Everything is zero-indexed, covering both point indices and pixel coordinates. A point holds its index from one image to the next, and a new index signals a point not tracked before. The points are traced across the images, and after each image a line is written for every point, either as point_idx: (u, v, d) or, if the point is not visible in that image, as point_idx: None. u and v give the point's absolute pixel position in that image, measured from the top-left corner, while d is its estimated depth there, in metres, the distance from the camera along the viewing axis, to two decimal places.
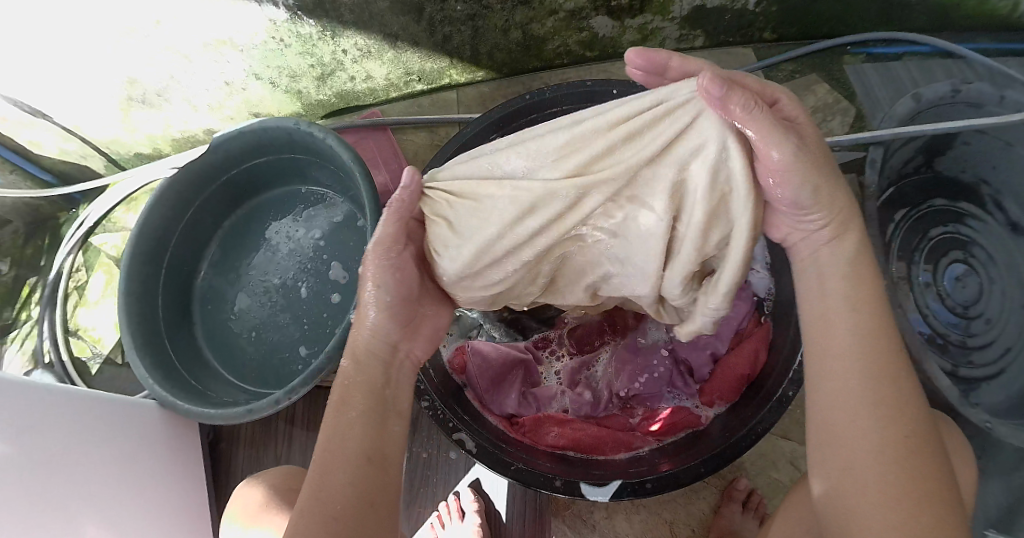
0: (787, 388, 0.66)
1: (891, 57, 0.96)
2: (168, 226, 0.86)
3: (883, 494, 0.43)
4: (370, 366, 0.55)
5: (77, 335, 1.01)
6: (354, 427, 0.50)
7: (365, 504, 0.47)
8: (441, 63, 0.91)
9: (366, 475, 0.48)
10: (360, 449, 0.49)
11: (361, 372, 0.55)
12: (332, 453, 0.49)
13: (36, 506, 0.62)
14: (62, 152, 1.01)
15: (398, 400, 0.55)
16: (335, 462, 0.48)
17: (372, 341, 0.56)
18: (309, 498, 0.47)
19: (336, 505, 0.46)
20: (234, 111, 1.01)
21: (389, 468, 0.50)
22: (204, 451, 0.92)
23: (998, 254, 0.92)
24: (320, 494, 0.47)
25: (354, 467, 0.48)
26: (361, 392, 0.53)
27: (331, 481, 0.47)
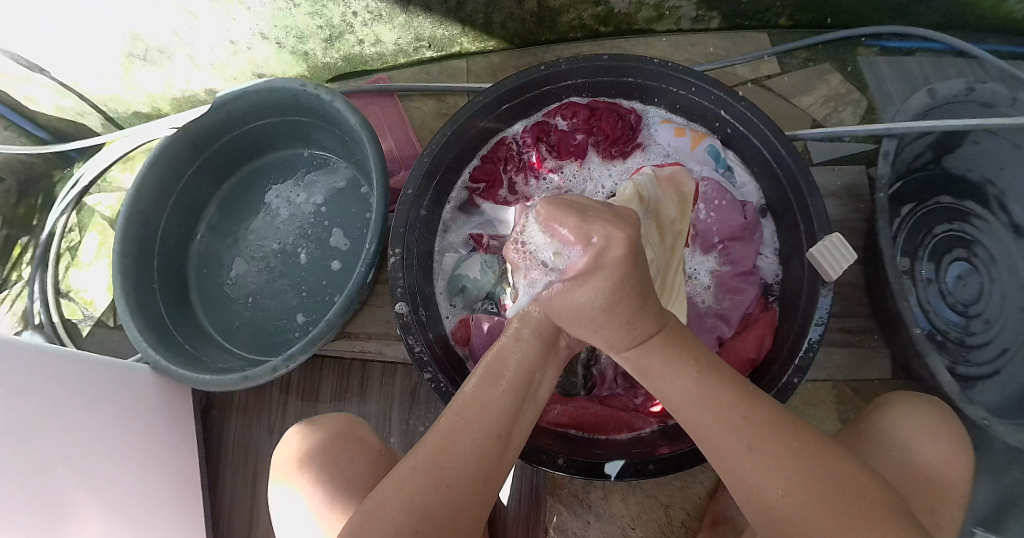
0: (791, 376, 0.64)
1: (904, 53, 0.95)
2: (167, 186, 0.84)
3: (773, 466, 0.44)
4: (527, 346, 0.52)
5: (68, 296, 0.99)
6: (499, 402, 0.49)
7: (479, 484, 0.46)
8: (453, 30, 0.89)
9: (493, 451, 0.48)
10: (496, 425, 0.48)
11: (523, 348, 0.52)
12: (457, 421, 0.48)
13: (19, 462, 0.61)
14: (58, 108, 0.99)
15: (540, 386, 0.53)
16: (469, 433, 0.47)
17: (549, 321, 0.53)
18: (426, 468, 0.46)
19: (453, 481, 0.45)
20: (237, 72, 0.99)
21: (508, 450, 0.50)
22: (196, 417, 0.91)
23: (1000, 254, 0.92)
24: (445, 459, 0.46)
25: (490, 444, 0.48)
26: (525, 368, 0.52)
27: (455, 449, 0.47)
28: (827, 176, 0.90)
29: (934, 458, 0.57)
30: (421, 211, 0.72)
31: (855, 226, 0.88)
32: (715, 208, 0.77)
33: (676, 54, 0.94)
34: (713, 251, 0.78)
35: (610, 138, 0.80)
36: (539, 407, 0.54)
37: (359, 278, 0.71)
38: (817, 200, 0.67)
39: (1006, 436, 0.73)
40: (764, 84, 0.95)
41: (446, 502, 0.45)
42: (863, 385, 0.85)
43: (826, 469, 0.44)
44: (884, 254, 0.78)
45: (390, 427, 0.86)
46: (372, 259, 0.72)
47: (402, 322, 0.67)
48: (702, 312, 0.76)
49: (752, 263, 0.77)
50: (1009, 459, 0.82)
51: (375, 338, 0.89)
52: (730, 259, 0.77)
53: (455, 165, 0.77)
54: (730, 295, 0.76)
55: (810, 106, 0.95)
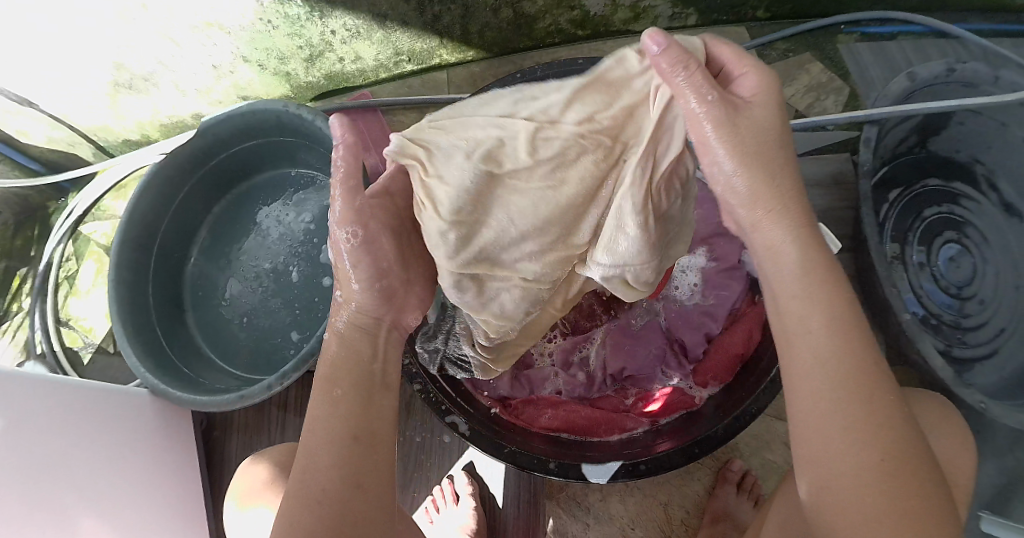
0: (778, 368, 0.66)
1: (885, 37, 0.95)
2: (158, 212, 0.85)
3: (856, 452, 0.42)
4: (355, 347, 0.55)
5: (68, 325, 1.00)
6: (335, 401, 0.50)
7: (350, 490, 0.46)
8: (431, 43, 0.89)
9: (351, 452, 0.47)
10: (346, 427, 0.48)
11: (348, 351, 0.54)
12: (313, 436, 0.48)
13: (28, 496, 0.61)
14: (50, 140, 1.00)
15: (386, 374, 0.54)
16: (321, 440, 0.48)
17: (364, 312, 0.57)
18: (306, 481, 0.46)
19: (322, 491, 0.45)
20: (222, 95, 0.99)
21: (380, 445, 0.49)
22: (198, 438, 0.92)
23: (991, 235, 0.92)
24: (306, 475, 0.46)
25: (343, 443, 0.47)
26: (348, 370, 0.53)
27: (317, 460, 0.47)
28: (812, 166, 0.91)
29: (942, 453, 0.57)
30: None
31: (843, 215, 0.89)
32: (697, 205, 0.79)
33: None
34: (699, 249, 0.78)
35: None
36: None
37: None
38: None
39: (1005, 417, 0.73)
40: None
41: (340, 514, 0.44)
42: None
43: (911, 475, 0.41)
44: (869, 243, 0.79)
45: None
46: None
47: None
48: (689, 309, 0.77)
49: (737, 259, 0.77)
50: (1009, 441, 0.82)
51: None
52: (715, 256, 0.78)
53: None
54: (716, 292, 0.76)
55: (792, 97, 0.95)
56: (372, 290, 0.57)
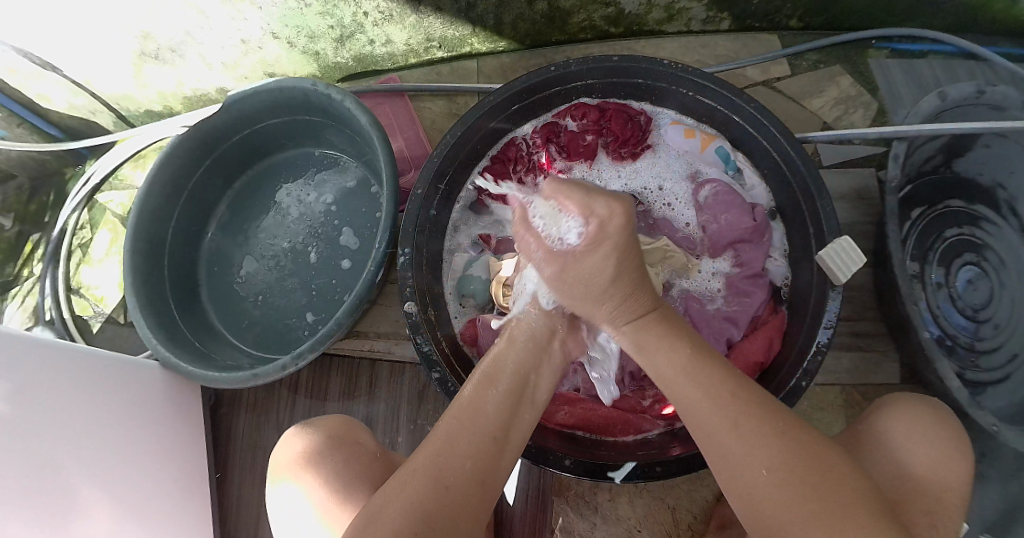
0: (800, 378, 0.65)
1: (915, 54, 0.94)
2: (179, 184, 0.85)
3: (756, 448, 0.44)
4: (524, 352, 0.56)
5: (79, 293, 1.00)
6: (490, 400, 0.51)
7: (475, 482, 0.46)
8: (463, 31, 0.89)
9: (490, 449, 0.48)
10: (492, 423, 0.50)
11: (509, 358, 0.55)
12: (454, 425, 0.49)
13: (32, 460, 0.61)
14: (71, 107, 1.00)
15: (536, 388, 0.55)
16: (468, 429, 0.49)
17: (535, 321, 0.58)
18: (428, 460, 0.47)
19: (454, 477, 0.46)
20: (249, 71, 0.99)
21: (507, 451, 0.50)
22: (205, 414, 0.92)
23: (1011, 259, 0.90)
24: (445, 460, 0.47)
25: (484, 440, 0.49)
26: (511, 371, 0.54)
27: (457, 448, 0.47)
28: (838, 178, 0.90)
29: (927, 458, 0.57)
30: (430, 211, 0.73)
31: (866, 229, 0.88)
32: (724, 209, 0.77)
33: (686, 56, 0.94)
34: (723, 253, 0.79)
35: (620, 139, 0.81)
36: (538, 409, 0.55)
37: (370, 276, 0.72)
38: (826, 202, 0.67)
39: (1016, 441, 0.73)
40: (775, 86, 0.95)
41: (441, 499, 0.45)
42: (873, 388, 0.84)
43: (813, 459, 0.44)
44: (894, 257, 0.78)
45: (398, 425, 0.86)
46: (381, 258, 0.72)
47: (410, 320, 0.68)
48: (711, 313, 0.77)
49: (760, 265, 0.76)
50: None
51: (383, 337, 0.90)
52: (739, 261, 0.78)
53: (467, 163, 0.77)
54: (739, 299, 0.76)
55: (820, 108, 0.94)
56: (528, 338, 0.57)
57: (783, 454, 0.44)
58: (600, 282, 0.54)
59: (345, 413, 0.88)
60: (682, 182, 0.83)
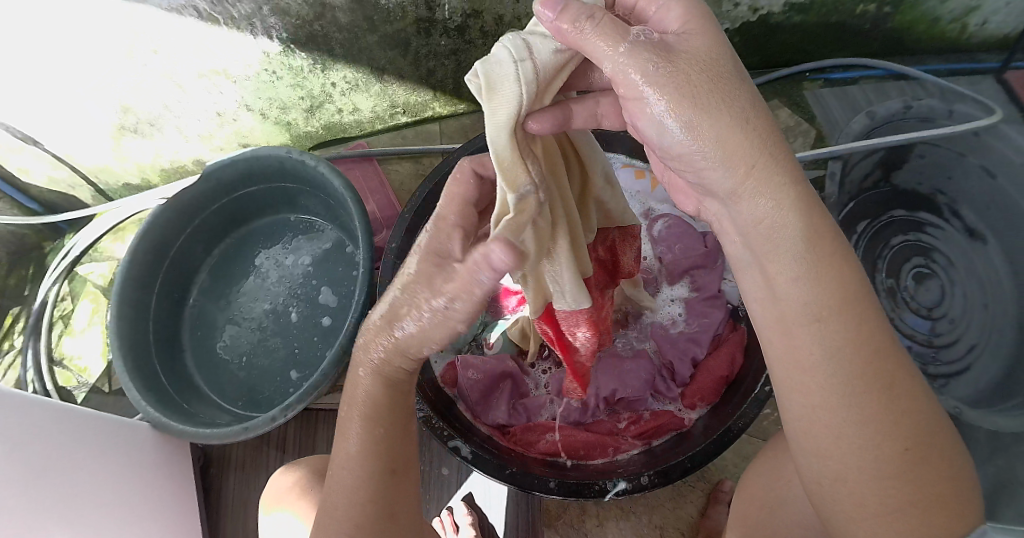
0: (762, 383, 0.70)
1: (849, 81, 1.03)
2: (160, 252, 0.88)
3: (870, 448, 0.42)
4: (394, 387, 0.52)
5: (62, 364, 1.00)
6: (381, 438, 0.51)
7: (388, 514, 0.50)
8: (426, 96, 0.95)
9: (385, 487, 0.50)
10: (388, 460, 0.50)
11: (385, 392, 0.52)
12: (345, 471, 0.50)
13: (26, 524, 0.61)
14: (51, 179, 1.03)
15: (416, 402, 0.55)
16: (365, 474, 0.50)
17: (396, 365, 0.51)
18: (338, 507, 0.50)
19: (362, 517, 0.49)
20: (224, 142, 1.04)
21: (408, 473, 0.52)
22: (195, 476, 0.93)
23: (957, 257, 0.97)
24: (347, 509, 0.49)
25: (377, 485, 0.50)
26: (383, 407, 0.51)
27: (359, 497, 0.49)
28: None
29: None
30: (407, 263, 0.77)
31: None
32: (677, 241, 0.84)
33: None
34: (681, 280, 0.84)
35: None
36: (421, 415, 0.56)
37: (353, 327, 0.75)
38: None
39: None
40: None
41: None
42: None
43: (927, 457, 0.42)
44: None
45: None
46: (361, 309, 0.76)
47: None
48: (675, 336, 0.82)
49: (715, 288, 0.82)
50: (990, 449, 0.87)
51: None
52: (697, 286, 0.83)
53: None
54: (699, 318, 0.81)
55: None
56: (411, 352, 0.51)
57: (890, 457, 0.42)
58: (717, 73, 0.43)
59: None
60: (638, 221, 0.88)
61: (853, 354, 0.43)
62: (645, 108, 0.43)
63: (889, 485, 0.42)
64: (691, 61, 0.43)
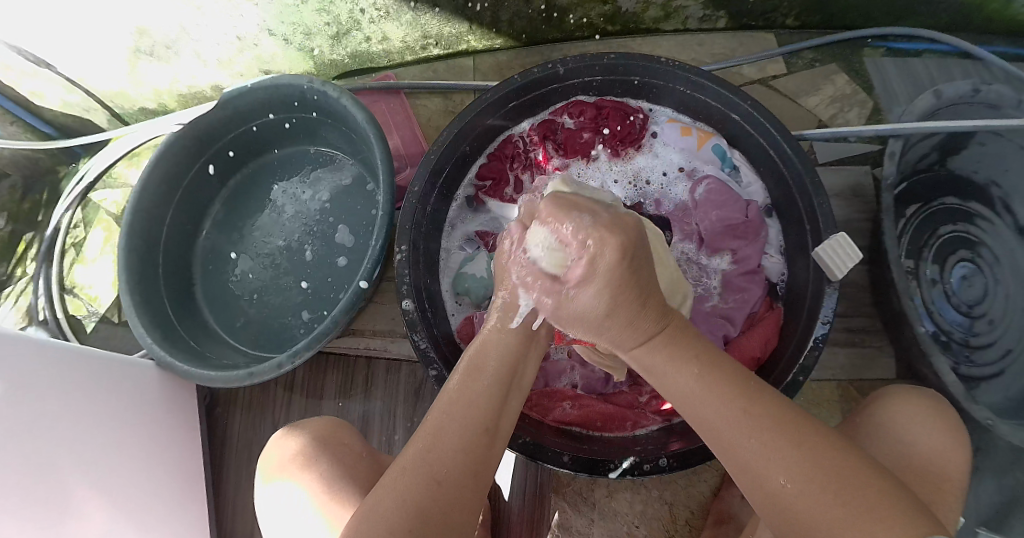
0: (796, 373, 0.64)
1: (912, 54, 0.94)
2: (172, 182, 0.84)
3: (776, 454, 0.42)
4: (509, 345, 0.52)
5: (72, 292, 0.98)
6: (484, 392, 0.49)
7: (468, 474, 0.45)
8: (459, 28, 0.89)
9: (481, 443, 0.47)
10: (482, 415, 0.48)
11: (491, 352, 0.51)
12: (444, 417, 0.47)
13: (25, 461, 0.60)
14: (64, 104, 0.99)
15: (522, 375, 0.53)
16: (454, 420, 0.47)
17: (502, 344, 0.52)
18: (419, 455, 0.45)
19: (439, 471, 0.44)
20: (244, 68, 0.99)
21: (497, 441, 0.49)
22: (200, 413, 0.91)
23: (1006, 256, 0.91)
24: (433, 457, 0.45)
25: (470, 433, 0.46)
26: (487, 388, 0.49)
27: (442, 442, 0.46)
28: (834, 176, 0.90)
29: (923, 448, 0.57)
30: (428, 206, 0.72)
31: (863, 226, 0.88)
32: (716, 206, 0.77)
33: (683, 54, 0.94)
34: (720, 251, 0.78)
35: (618, 136, 0.80)
36: (522, 395, 0.53)
37: (367, 274, 0.71)
38: (822, 200, 0.67)
39: (1010, 435, 0.74)
40: (770, 83, 0.95)
41: (436, 498, 0.43)
42: (868, 383, 0.84)
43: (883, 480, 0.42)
44: (890, 254, 0.78)
45: (395, 424, 0.86)
46: (377, 256, 0.72)
47: (406, 318, 0.66)
48: (708, 310, 0.76)
49: (758, 260, 0.76)
50: (1010, 460, 0.81)
51: (379, 335, 0.90)
52: (736, 257, 0.77)
53: (466, 158, 0.77)
54: (734, 294, 0.76)
55: (816, 106, 0.94)
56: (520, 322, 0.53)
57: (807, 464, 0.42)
58: (615, 294, 0.46)
59: (341, 413, 0.88)
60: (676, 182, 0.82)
61: (724, 388, 0.45)
62: (531, 269, 0.50)
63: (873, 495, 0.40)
64: (602, 269, 0.45)
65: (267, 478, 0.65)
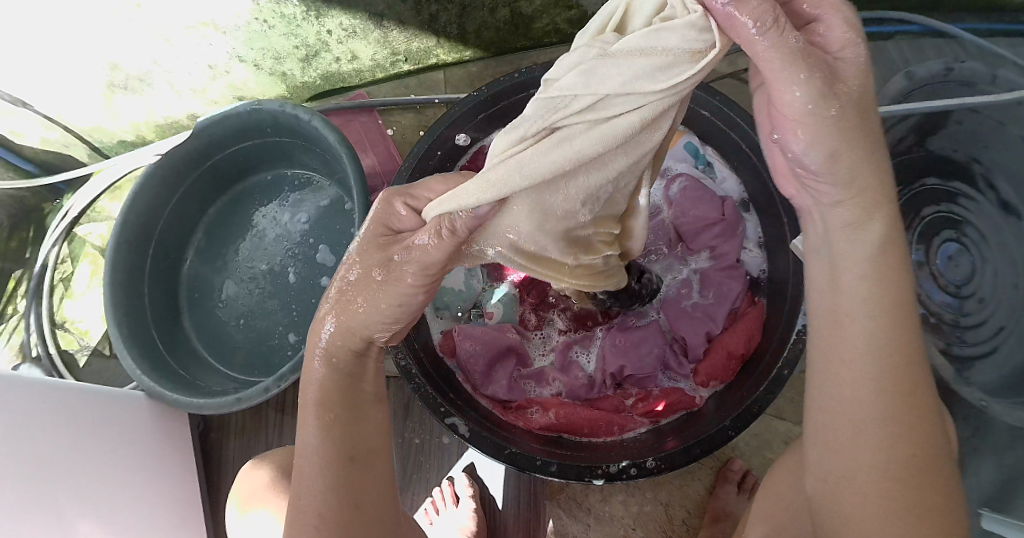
0: (781, 368, 0.63)
1: (884, 36, 0.94)
2: (153, 213, 0.84)
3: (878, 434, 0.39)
4: (337, 369, 0.49)
5: (64, 327, 0.98)
6: (338, 426, 0.46)
7: (349, 511, 0.44)
8: (429, 43, 0.89)
9: (342, 477, 0.44)
10: (343, 449, 0.45)
11: (335, 375, 0.48)
12: (306, 457, 0.45)
13: (26, 504, 0.60)
14: (44, 141, 0.99)
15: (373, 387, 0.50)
16: (317, 466, 0.45)
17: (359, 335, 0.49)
18: (297, 507, 0.44)
19: (323, 517, 0.43)
20: (218, 95, 0.99)
21: (375, 461, 0.47)
22: (194, 442, 0.91)
23: (990, 233, 0.88)
24: (303, 506, 0.44)
25: (332, 470, 0.44)
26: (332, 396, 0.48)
27: (310, 491, 0.44)
28: None
29: None
30: None
31: None
32: (692, 205, 0.77)
33: None
34: (701, 250, 0.78)
35: None
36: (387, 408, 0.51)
37: None
38: None
39: None
40: (742, 77, 0.95)
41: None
42: None
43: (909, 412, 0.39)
44: None
45: None
46: None
47: None
48: (688, 307, 0.76)
49: (736, 256, 0.76)
50: (1009, 438, 0.81)
51: None
52: (715, 254, 0.77)
53: (438, 173, 0.77)
54: (714, 290, 0.75)
55: None
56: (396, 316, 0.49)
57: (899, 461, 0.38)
58: None
59: None
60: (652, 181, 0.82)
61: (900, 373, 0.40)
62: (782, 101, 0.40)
63: (880, 484, 0.38)
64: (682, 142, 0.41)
65: (244, 507, 0.65)
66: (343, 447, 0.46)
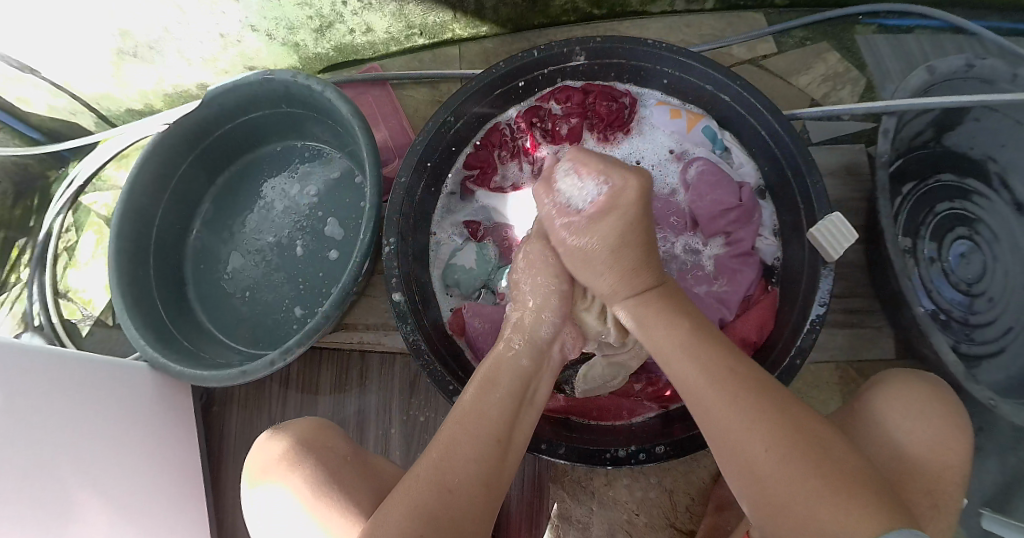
0: (793, 358, 0.63)
1: (903, 30, 0.93)
2: (162, 182, 0.84)
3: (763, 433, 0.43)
4: (522, 360, 0.57)
5: (67, 297, 0.97)
6: (497, 407, 0.52)
7: (480, 486, 0.47)
8: (444, 16, 0.88)
9: (492, 453, 0.49)
10: (496, 427, 0.51)
11: (504, 374, 0.55)
12: (460, 429, 0.50)
13: (22, 474, 0.60)
14: (52, 109, 0.98)
15: (535, 392, 0.57)
16: (468, 435, 0.49)
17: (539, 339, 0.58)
18: (435, 468, 0.47)
19: (456, 479, 0.47)
20: (229, 65, 0.98)
21: (510, 456, 0.51)
22: (196, 415, 0.91)
23: (1003, 232, 0.90)
24: (447, 464, 0.48)
25: (486, 445, 0.49)
26: (505, 386, 0.54)
27: (457, 456, 0.48)
28: (827, 155, 0.89)
29: (924, 439, 0.56)
30: (415, 199, 0.72)
31: (857, 205, 0.87)
32: (710, 188, 0.75)
33: (670, 36, 0.93)
34: (715, 236, 0.77)
35: (605, 120, 0.79)
36: (536, 411, 0.57)
37: (357, 268, 0.71)
38: (815, 181, 0.66)
39: (1013, 414, 0.73)
40: (760, 64, 0.94)
41: (448, 504, 0.45)
42: (867, 365, 0.84)
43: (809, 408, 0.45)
44: (885, 235, 0.76)
45: (392, 417, 0.86)
46: (366, 249, 0.71)
47: (397, 311, 0.66)
48: (700, 293, 0.74)
49: (751, 244, 0.75)
50: (1014, 438, 0.81)
51: (372, 329, 0.89)
52: (732, 240, 0.76)
53: (453, 149, 0.76)
54: (729, 278, 0.74)
55: (808, 85, 0.93)
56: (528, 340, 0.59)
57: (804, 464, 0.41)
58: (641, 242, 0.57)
59: (337, 407, 0.88)
60: (667, 164, 0.81)
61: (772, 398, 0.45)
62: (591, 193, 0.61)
63: (806, 479, 0.41)
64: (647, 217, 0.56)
65: (256, 479, 0.64)
66: (490, 424, 0.51)
